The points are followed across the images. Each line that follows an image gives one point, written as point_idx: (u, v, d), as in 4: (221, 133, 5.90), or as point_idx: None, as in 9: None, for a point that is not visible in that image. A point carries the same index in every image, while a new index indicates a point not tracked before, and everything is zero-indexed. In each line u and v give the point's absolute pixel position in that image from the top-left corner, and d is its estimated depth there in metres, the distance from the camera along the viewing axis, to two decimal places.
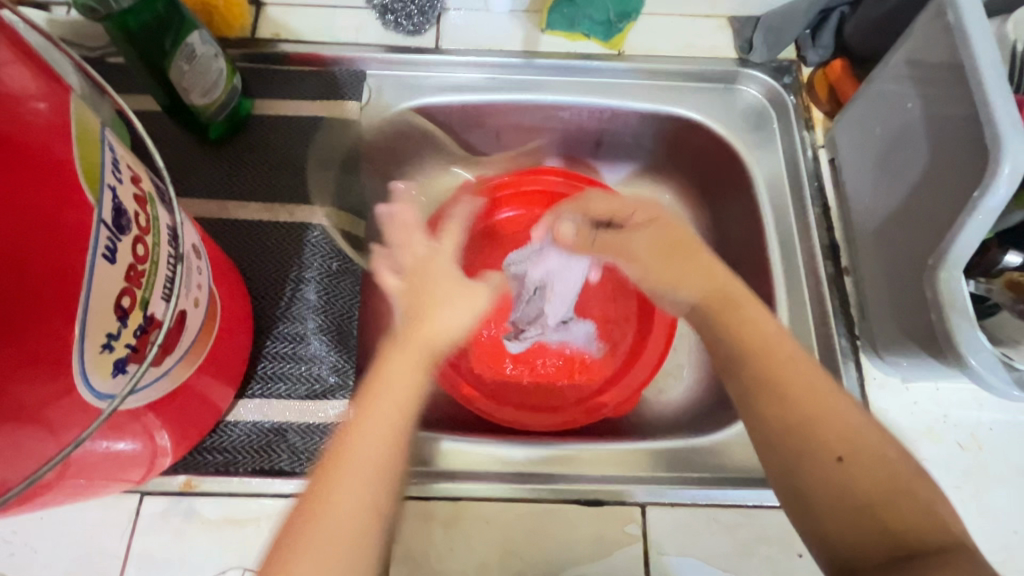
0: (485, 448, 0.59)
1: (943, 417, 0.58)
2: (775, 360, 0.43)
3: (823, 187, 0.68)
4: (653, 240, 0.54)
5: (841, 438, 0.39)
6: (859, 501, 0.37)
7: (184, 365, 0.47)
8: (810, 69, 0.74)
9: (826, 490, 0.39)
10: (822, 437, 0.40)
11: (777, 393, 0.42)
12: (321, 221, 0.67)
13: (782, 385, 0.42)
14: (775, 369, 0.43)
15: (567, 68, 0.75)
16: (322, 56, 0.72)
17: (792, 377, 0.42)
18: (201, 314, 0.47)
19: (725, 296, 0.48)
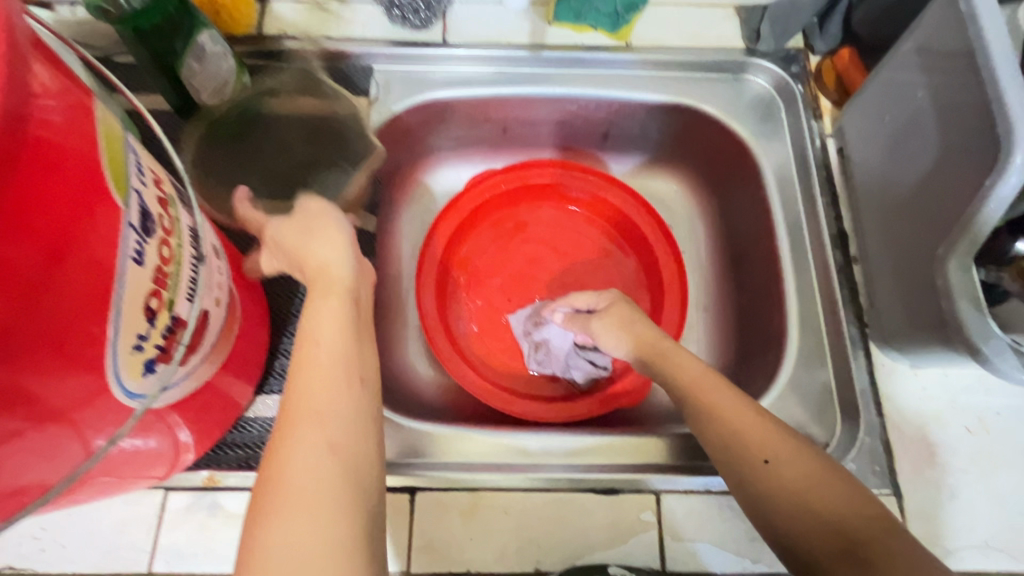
0: (500, 440, 0.59)
1: (950, 402, 0.59)
2: (718, 406, 0.48)
3: (831, 176, 0.69)
4: (610, 317, 0.61)
5: (789, 465, 0.43)
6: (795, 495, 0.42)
7: (207, 364, 0.48)
8: (817, 58, 0.73)
9: (775, 494, 0.43)
10: (750, 445, 0.45)
11: (702, 414, 0.49)
12: None
13: (726, 422, 0.47)
14: (716, 409, 0.48)
15: (574, 60, 0.75)
16: (330, 52, 0.72)
17: (735, 412, 0.47)
18: (223, 313, 0.47)
19: (670, 348, 0.54)
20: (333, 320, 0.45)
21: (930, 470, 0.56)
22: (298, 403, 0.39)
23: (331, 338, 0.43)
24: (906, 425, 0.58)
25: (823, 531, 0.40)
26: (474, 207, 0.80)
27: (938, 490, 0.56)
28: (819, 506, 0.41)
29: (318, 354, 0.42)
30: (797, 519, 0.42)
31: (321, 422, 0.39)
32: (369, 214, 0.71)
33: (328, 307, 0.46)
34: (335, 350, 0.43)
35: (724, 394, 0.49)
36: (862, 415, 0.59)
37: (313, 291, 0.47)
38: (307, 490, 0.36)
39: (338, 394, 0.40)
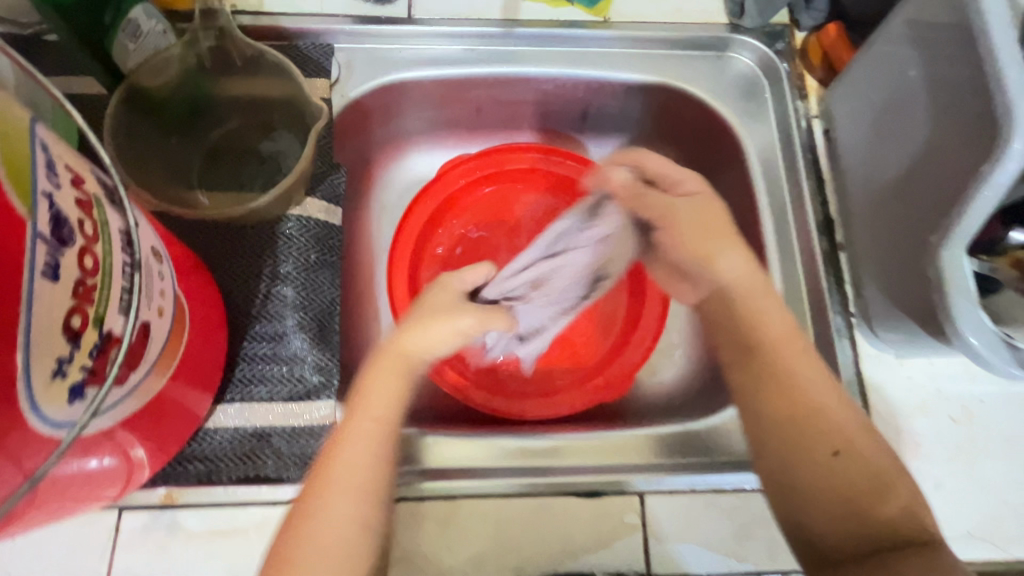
0: (474, 443, 0.58)
1: (936, 391, 0.58)
2: (810, 396, 0.50)
3: (817, 159, 0.66)
4: (696, 211, 0.59)
5: (851, 469, 0.47)
6: (842, 499, 0.47)
7: (154, 376, 0.44)
8: (803, 34, 0.70)
9: (818, 485, 0.48)
10: (824, 436, 0.49)
11: (774, 374, 0.52)
12: (295, 210, 0.62)
13: (816, 412, 0.50)
14: (812, 403, 0.50)
15: (550, 37, 0.70)
16: (286, 29, 0.67)
17: (836, 416, 0.49)
18: (168, 322, 0.43)
19: (798, 341, 0.53)
20: (385, 393, 0.49)
21: (915, 461, 0.56)
22: (338, 465, 0.46)
23: (379, 413, 0.48)
24: (891, 415, 0.57)
25: (861, 532, 0.45)
26: (450, 194, 0.77)
27: (922, 482, 0.55)
28: (866, 512, 0.46)
29: (359, 431, 0.47)
30: (837, 518, 0.46)
31: (352, 499, 0.45)
32: (333, 205, 0.64)
33: (384, 381, 0.50)
34: (383, 419, 0.48)
35: (825, 387, 0.51)
36: None
37: (375, 384, 0.50)
38: (334, 553, 0.43)
39: (368, 476, 0.46)
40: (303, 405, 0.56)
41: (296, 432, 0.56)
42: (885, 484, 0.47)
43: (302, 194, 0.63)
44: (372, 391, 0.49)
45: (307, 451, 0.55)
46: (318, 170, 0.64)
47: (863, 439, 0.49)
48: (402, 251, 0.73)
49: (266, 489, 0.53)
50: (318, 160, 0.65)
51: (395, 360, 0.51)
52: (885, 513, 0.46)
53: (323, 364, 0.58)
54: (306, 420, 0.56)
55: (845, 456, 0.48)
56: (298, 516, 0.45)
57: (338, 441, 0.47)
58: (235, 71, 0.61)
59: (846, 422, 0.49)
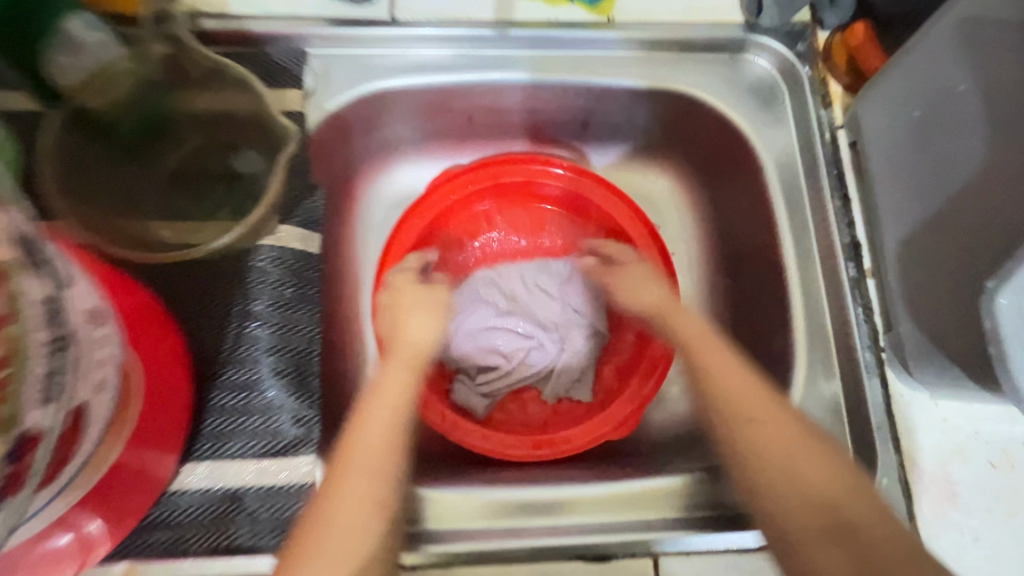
0: (463, 492, 0.56)
1: (973, 434, 0.53)
2: (735, 391, 0.50)
3: (843, 175, 0.60)
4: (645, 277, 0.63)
5: (788, 448, 0.46)
6: (817, 502, 0.43)
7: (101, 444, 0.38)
8: (827, 33, 0.63)
9: (789, 496, 0.44)
10: (766, 444, 0.46)
11: (711, 401, 0.50)
12: (267, 241, 0.56)
13: (749, 404, 0.49)
14: (743, 396, 0.49)
15: (548, 40, 0.63)
16: (252, 33, 0.59)
17: (766, 407, 0.48)
18: (111, 395, 0.37)
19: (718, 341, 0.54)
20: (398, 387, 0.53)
21: (952, 511, 0.51)
22: (363, 445, 0.48)
23: (383, 422, 0.49)
24: (927, 461, 0.52)
25: (813, 512, 0.42)
26: (438, 213, 0.69)
27: (960, 535, 0.51)
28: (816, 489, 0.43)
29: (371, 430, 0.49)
30: (793, 501, 0.43)
31: (369, 485, 0.46)
32: (311, 232, 0.58)
33: (396, 373, 0.54)
34: (388, 420, 0.50)
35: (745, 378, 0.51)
36: (880, 453, 0.53)
37: (389, 371, 0.54)
38: (352, 532, 0.43)
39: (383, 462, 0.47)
40: (280, 463, 0.51)
41: (272, 492, 0.50)
42: (826, 462, 0.45)
43: (274, 220, 0.56)
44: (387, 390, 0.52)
45: (286, 514, 0.50)
46: (292, 195, 0.58)
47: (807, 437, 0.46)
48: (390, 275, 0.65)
49: (240, 560, 0.48)
50: (291, 182, 0.58)
51: (404, 356, 0.57)
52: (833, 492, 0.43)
53: (302, 414, 0.53)
54: (284, 479, 0.51)
55: (782, 440, 0.46)
56: (321, 503, 0.45)
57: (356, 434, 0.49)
58: (190, 83, 0.54)
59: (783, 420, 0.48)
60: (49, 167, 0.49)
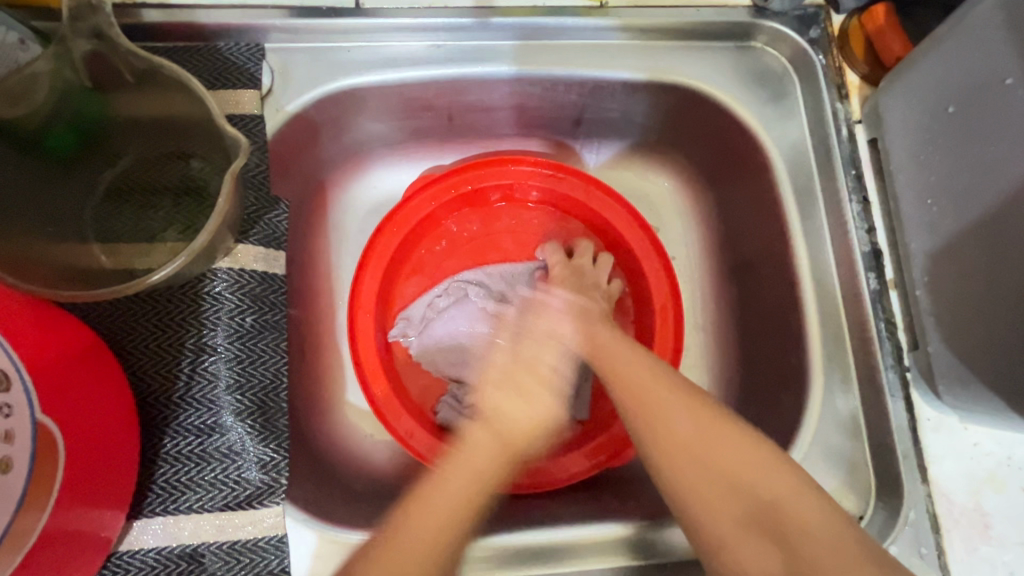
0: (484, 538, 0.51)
1: (1006, 460, 0.48)
2: (628, 381, 0.48)
3: (863, 175, 0.54)
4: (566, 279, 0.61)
5: (683, 432, 0.44)
6: (739, 488, 0.41)
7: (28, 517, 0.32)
8: (842, 17, 0.57)
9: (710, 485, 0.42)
10: (673, 429, 0.44)
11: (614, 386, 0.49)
12: (223, 264, 0.50)
13: (640, 392, 0.47)
14: (630, 383, 0.48)
15: (535, 28, 0.57)
16: (199, 25, 0.52)
17: (656, 392, 0.47)
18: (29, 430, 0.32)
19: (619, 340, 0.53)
20: (525, 419, 0.47)
21: (984, 546, 0.47)
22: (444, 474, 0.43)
23: (485, 470, 0.43)
24: (956, 492, 0.48)
25: (727, 497, 0.41)
26: (419, 222, 0.62)
27: (993, 572, 0.46)
28: (725, 467, 0.42)
29: (478, 450, 0.44)
30: (706, 485, 0.42)
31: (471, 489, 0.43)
32: (273, 251, 0.52)
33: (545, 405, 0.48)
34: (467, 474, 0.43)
35: (634, 361, 0.50)
36: (905, 483, 0.48)
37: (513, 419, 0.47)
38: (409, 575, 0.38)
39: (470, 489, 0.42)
40: (244, 515, 0.46)
41: (237, 548, 0.45)
42: (728, 434, 0.44)
43: (232, 239, 0.50)
44: (503, 412, 0.47)
45: (255, 570, 0.45)
46: (249, 210, 0.52)
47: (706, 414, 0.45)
48: (368, 286, 0.59)
49: None
50: (249, 196, 0.52)
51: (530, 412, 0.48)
52: (742, 468, 0.42)
53: (268, 459, 0.47)
54: (250, 533, 0.46)
55: (676, 424, 0.45)
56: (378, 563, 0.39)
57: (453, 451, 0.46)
58: (126, 86, 0.48)
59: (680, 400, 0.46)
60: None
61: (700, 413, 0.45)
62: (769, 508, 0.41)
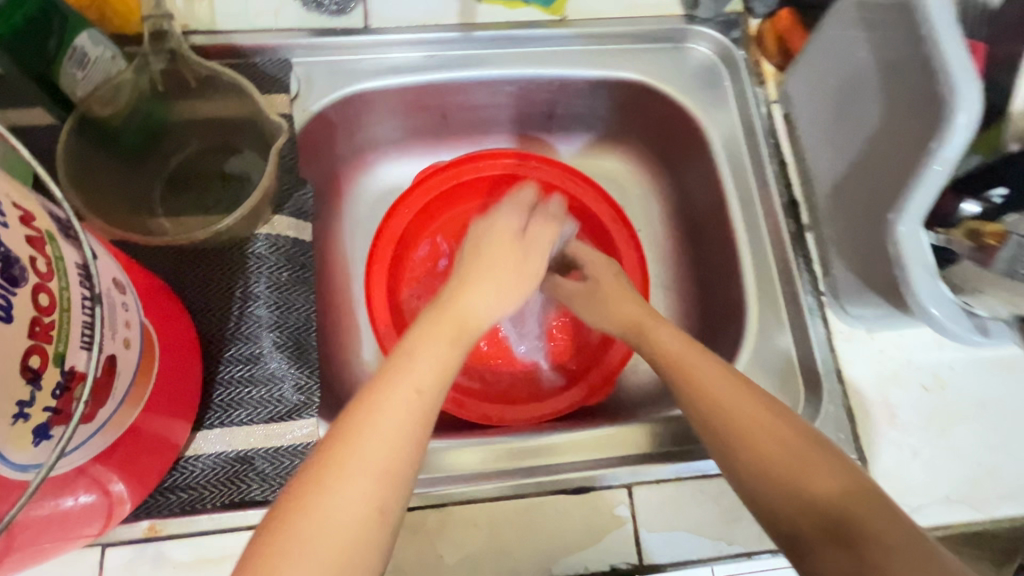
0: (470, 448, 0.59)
1: (908, 361, 0.59)
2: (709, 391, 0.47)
3: (779, 144, 0.67)
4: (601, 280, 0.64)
5: (754, 430, 0.44)
6: (818, 501, 0.38)
7: (126, 411, 0.43)
8: (758, 21, 0.71)
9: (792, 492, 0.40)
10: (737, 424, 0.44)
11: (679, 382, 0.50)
12: (263, 229, 0.61)
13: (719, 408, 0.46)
14: (705, 395, 0.47)
15: (508, 39, 0.70)
16: (240, 45, 0.66)
17: (733, 407, 0.45)
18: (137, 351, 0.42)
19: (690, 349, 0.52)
20: (433, 373, 0.44)
21: (891, 430, 0.57)
22: (361, 441, 0.38)
23: (390, 456, 0.39)
24: (867, 389, 0.58)
25: (821, 521, 0.38)
26: (424, 205, 0.75)
27: (899, 450, 0.56)
28: (809, 493, 0.39)
29: (416, 373, 0.43)
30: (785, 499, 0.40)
31: (386, 478, 0.38)
32: (302, 221, 0.63)
33: (437, 348, 0.46)
34: (426, 374, 0.44)
35: (713, 376, 0.48)
36: (824, 384, 0.59)
37: (434, 328, 0.48)
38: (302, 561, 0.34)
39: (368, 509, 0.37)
40: (284, 425, 0.56)
41: (279, 452, 0.55)
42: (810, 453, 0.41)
43: (270, 211, 0.62)
44: (417, 365, 0.44)
45: (291, 471, 0.55)
46: (283, 189, 0.63)
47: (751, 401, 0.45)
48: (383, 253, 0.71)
49: (251, 513, 0.52)
50: (281, 177, 0.64)
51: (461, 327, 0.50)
52: (830, 488, 0.39)
53: (303, 382, 0.58)
54: (289, 440, 0.56)
55: (768, 459, 0.42)
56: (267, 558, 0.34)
57: (356, 430, 0.39)
58: (189, 92, 0.60)
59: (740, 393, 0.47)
60: (63, 168, 0.52)
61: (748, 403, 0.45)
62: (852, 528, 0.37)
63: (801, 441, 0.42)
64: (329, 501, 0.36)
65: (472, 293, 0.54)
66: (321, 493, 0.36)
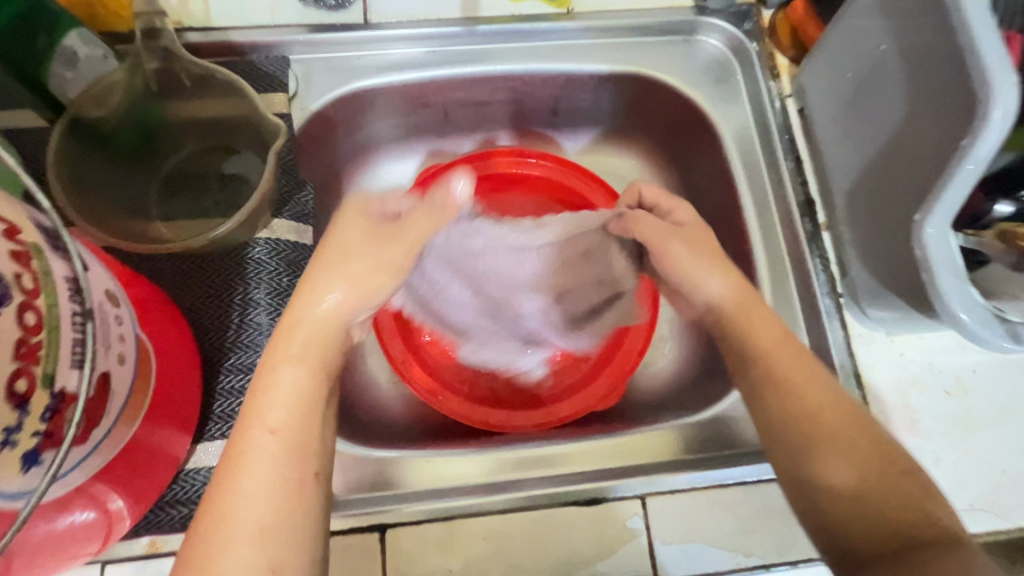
0: (463, 458, 0.56)
1: (929, 364, 0.57)
2: (795, 391, 0.48)
3: (794, 139, 0.65)
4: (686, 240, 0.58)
5: (831, 443, 0.45)
6: (889, 522, 0.41)
7: (122, 428, 0.41)
8: (770, 12, 0.68)
9: (846, 502, 0.43)
10: (816, 434, 0.45)
11: (763, 375, 0.50)
12: (263, 233, 0.59)
13: (799, 410, 0.47)
14: (788, 393, 0.48)
15: (512, 33, 0.68)
16: (236, 43, 0.64)
17: (808, 412, 0.46)
18: (131, 369, 0.40)
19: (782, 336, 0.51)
20: (305, 387, 0.44)
21: (913, 436, 0.55)
22: (243, 488, 0.39)
23: (273, 484, 0.40)
24: (888, 394, 0.57)
25: (879, 534, 0.41)
26: None
27: (921, 457, 0.55)
28: (876, 509, 0.42)
29: (273, 411, 0.42)
30: (843, 507, 0.43)
31: (278, 518, 0.39)
32: (303, 224, 0.61)
33: (293, 369, 0.44)
34: (297, 390, 0.43)
35: (807, 376, 0.48)
36: (844, 389, 0.57)
37: (279, 351, 0.45)
38: None
39: (272, 535, 0.38)
40: None
41: None
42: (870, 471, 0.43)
43: (269, 215, 0.60)
44: (280, 388, 0.43)
45: None
46: (283, 190, 0.61)
47: (836, 406, 0.46)
48: None
49: None
50: (281, 179, 0.62)
51: (310, 336, 0.46)
52: (908, 514, 0.41)
53: None
54: None
55: (839, 472, 0.44)
56: None
57: (228, 487, 0.39)
58: (186, 92, 0.58)
59: (824, 395, 0.47)
60: (54, 173, 0.50)
61: (833, 410, 0.46)
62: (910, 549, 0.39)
63: (864, 456, 0.44)
64: (217, 572, 0.36)
65: (314, 296, 0.47)
66: (208, 567, 0.36)
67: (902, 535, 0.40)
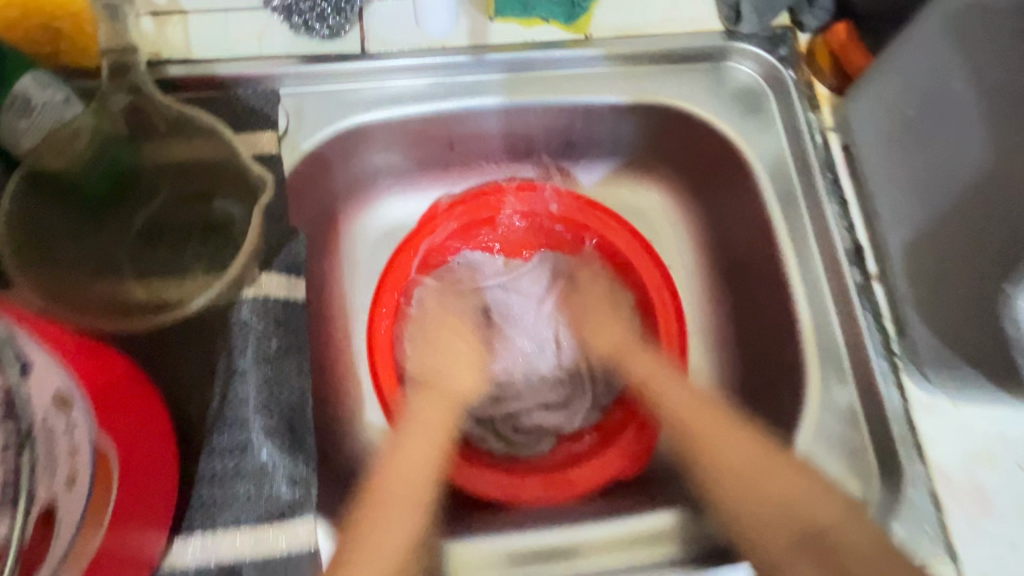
0: (493, 542, 0.56)
1: (998, 436, 0.51)
2: (675, 409, 0.57)
3: (838, 179, 0.58)
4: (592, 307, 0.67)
5: (728, 452, 0.54)
6: (780, 507, 0.50)
7: (81, 549, 0.35)
8: (807, 36, 0.62)
9: (770, 509, 0.50)
10: (700, 440, 0.55)
11: (658, 402, 0.58)
12: (249, 293, 0.53)
13: (692, 426, 0.56)
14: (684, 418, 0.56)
15: (525, 63, 0.62)
16: (219, 76, 0.57)
17: (713, 433, 0.55)
18: (87, 483, 0.35)
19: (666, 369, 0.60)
20: (440, 419, 0.58)
21: (986, 520, 0.49)
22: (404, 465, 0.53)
23: (419, 471, 0.53)
24: (954, 470, 0.50)
25: (781, 525, 0.49)
26: (435, 243, 0.66)
27: (996, 545, 0.49)
28: (777, 501, 0.50)
29: (419, 425, 0.56)
30: (769, 523, 0.49)
31: (421, 494, 0.52)
32: (294, 278, 0.55)
33: (437, 405, 0.59)
34: (434, 423, 0.57)
35: (688, 395, 0.57)
36: (905, 466, 0.51)
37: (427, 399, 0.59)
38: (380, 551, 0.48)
39: (419, 501, 0.52)
40: (277, 528, 0.48)
41: (274, 561, 0.47)
42: (798, 485, 0.50)
43: (254, 266, 0.54)
44: (424, 415, 0.58)
45: None
46: (271, 241, 0.55)
47: (705, 408, 0.56)
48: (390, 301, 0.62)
49: None
50: (269, 228, 0.55)
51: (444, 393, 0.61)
52: (791, 504, 0.49)
53: (298, 473, 0.50)
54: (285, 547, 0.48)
55: (735, 462, 0.53)
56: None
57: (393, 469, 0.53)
58: (158, 135, 0.53)
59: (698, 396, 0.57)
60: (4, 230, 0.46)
61: (711, 414, 0.56)
62: (823, 541, 0.48)
63: (775, 465, 0.51)
64: (386, 530, 0.49)
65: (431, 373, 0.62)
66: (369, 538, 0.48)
67: (796, 531, 0.48)
